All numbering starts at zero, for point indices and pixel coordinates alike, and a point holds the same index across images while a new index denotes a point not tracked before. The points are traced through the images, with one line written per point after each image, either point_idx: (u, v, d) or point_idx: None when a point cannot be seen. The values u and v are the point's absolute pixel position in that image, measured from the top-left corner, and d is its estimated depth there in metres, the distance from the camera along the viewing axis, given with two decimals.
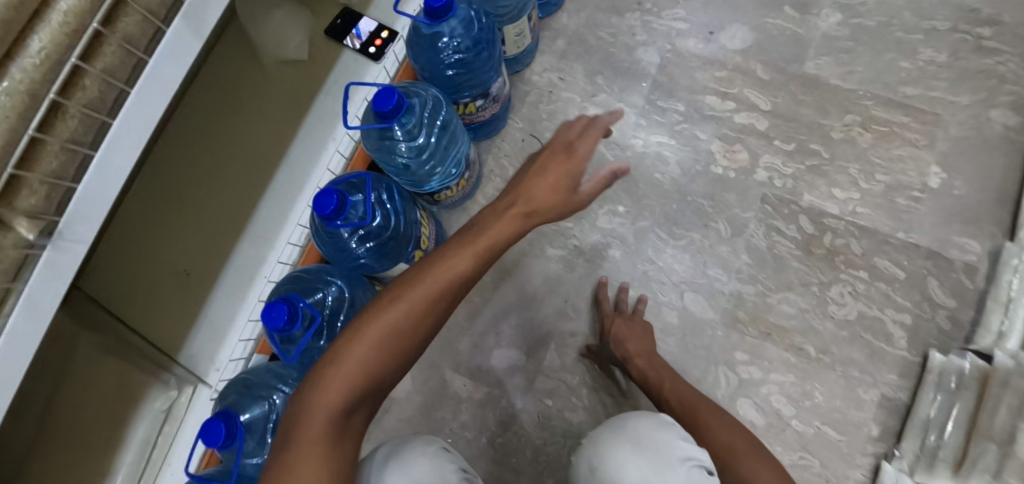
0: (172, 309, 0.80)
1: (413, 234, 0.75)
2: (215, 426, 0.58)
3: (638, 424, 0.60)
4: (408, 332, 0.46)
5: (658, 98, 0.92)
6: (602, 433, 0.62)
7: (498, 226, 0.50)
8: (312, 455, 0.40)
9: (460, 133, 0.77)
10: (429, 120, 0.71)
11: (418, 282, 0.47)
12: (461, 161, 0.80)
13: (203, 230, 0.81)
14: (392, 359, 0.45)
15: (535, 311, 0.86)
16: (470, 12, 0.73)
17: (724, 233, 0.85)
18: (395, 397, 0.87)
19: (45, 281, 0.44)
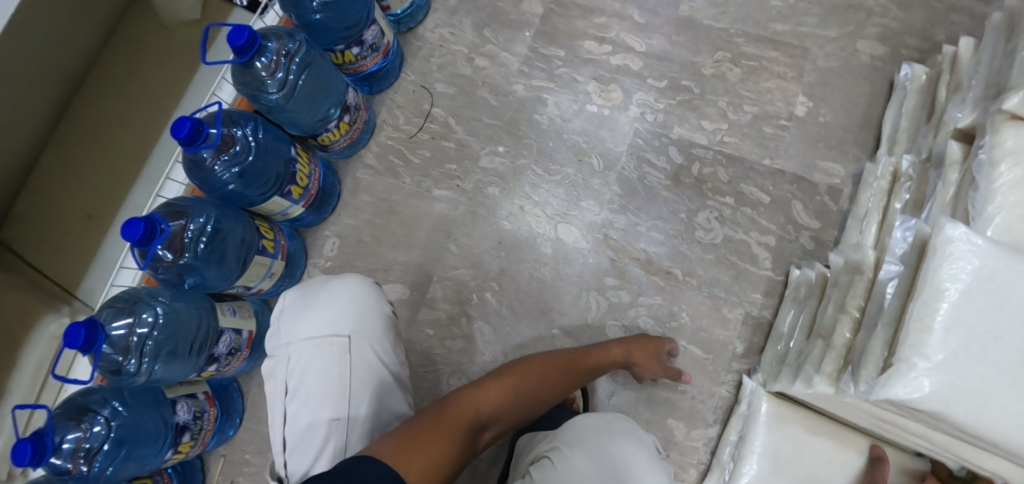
0: (74, 249, 0.85)
1: (285, 168, 0.80)
2: (76, 331, 0.62)
3: (619, 448, 0.46)
4: (529, 385, 0.63)
5: (540, 46, 0.97)
6: (584, 463, 0.43)
7: (599, 353, 0.73)
8: (454, 421, 0.53)
9: (329, 75, 0.82)
10: (289, 59, 0.76)
11: (541, 359, 0.68)
12: (338, 104, 0.85)
13: (110, 179, 0.87)
14: (512, 403, 0.61)
15: (421, 248, 0.91)
16: None
17: (597, 167, 0.89)
18: None
19: None
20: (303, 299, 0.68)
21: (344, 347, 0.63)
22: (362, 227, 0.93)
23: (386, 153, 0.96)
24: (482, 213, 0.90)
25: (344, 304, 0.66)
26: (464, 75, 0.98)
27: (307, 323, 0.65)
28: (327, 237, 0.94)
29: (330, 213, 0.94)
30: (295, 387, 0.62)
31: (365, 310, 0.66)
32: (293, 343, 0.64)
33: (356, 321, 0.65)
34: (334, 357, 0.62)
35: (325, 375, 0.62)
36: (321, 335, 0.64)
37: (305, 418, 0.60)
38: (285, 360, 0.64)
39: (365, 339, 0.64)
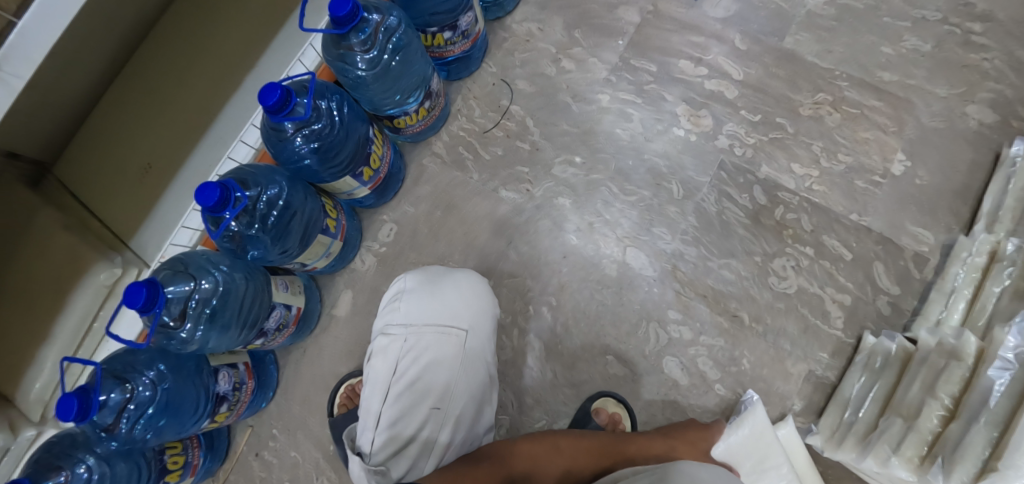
0: (129, 199, 0.81)
1: (361, 148, 0.77)
2: (137, 292, 0.59)
3: None
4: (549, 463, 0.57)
5: (631, 57, 0.92)
6: None
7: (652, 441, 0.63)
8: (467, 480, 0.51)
9: (419, 56, 0.78)
10: (385, 36, 0.72)
11: (567, 434, 0.62)
12: (421, 89, 0.82)
13: (171, 131, 0.83)
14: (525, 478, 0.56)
15: (480, 250, 0.88)
16: None
17: (675, 195, 0.85)
18: (334, 315, 0.89)
19: None
20: (428, 285, 0.73)
21: (461, 341, 0.69)
22: (422, 218, 0.90)
23: (456, 145, 0.92)
24: (548, 223, 0.87)
25: (474, 302, 0.72)
26: (547, 75, 0.94)
27: (435, 311, 0.70)
28: (384, 222, 0.91)
29: (389, 198, 0.91)
30: (407, 368, 0.67)
31: (481, 309, 0.72)
32: (414, 327, 0.69)
33: (475, 320, 0.71)
34: (450, 348, 0.68)
35: (437, 363, 0.67)
36: (445, 325, 0.69)
37: (410, 400, 0.65)
38: (400, 340, 0.68)
39: (478, 339, 0.70)
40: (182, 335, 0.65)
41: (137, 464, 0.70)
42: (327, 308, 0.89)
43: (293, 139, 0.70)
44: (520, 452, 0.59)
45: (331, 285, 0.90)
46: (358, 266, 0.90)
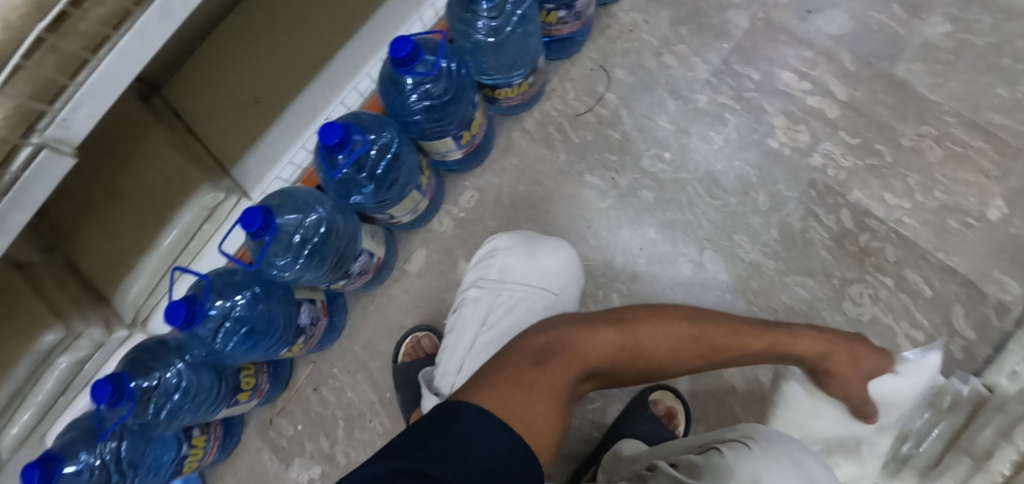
0: (234, 128, 0.84)
1: (467, 113, 0.78)
2: (252, 218, 0.62)
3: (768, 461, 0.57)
4: (639, 359, 0.52)
5: (735, 62, 0.92)
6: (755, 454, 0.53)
7: (786, 337, 0.55)
8: (549, 382, 0.48)
9: (536, 32, 0.79)
10: (512, 7, 0.73)
11: (669, 318, 0.52)
12: (529, 64, 0.83)
13: (281, 66, 0.85)
14: (614, 364, 0.52)
15: (558, 229, 0.90)
16: None
17: (761, 205, 0.85)
18: (406, 270, 0.92)
19: (156, 21, 0.49)
20: (524, 243, 0.74)
21: (549, 302, 0.69)
22: (504, 190, 0.93)
23: (546, 124, 0.94)
24: (628, 213, 0.88)
25: (567, 267, 0.72)
26: (647, 68, 0.94)
27: (527, 271, 0.71)
28: (466, 188, 0.93)
29: (475, 165, 0.93)
30: (494, 320, 0.69)
31: (571, 275, 0.72)
32: (506, 282, 0.71)
33: (564, 284, 0.71)
34: (538, 307, 0.69)
35: (524, 320, 0.68)
36: (536, 284, 0.70)
37: (493, 352, 0.66)
38: (490, 294, 0.71)
39: (565, 303, 0.70)
40: (281, 265, 0.69)
41: (219, 378, 0.74)
42: (400, 262, 0.92)
43: (410, 93, 0.71)
44: (616, 339, 0.51)
45: (407, 240, 0.93)
46: (435, 226, 0.93)
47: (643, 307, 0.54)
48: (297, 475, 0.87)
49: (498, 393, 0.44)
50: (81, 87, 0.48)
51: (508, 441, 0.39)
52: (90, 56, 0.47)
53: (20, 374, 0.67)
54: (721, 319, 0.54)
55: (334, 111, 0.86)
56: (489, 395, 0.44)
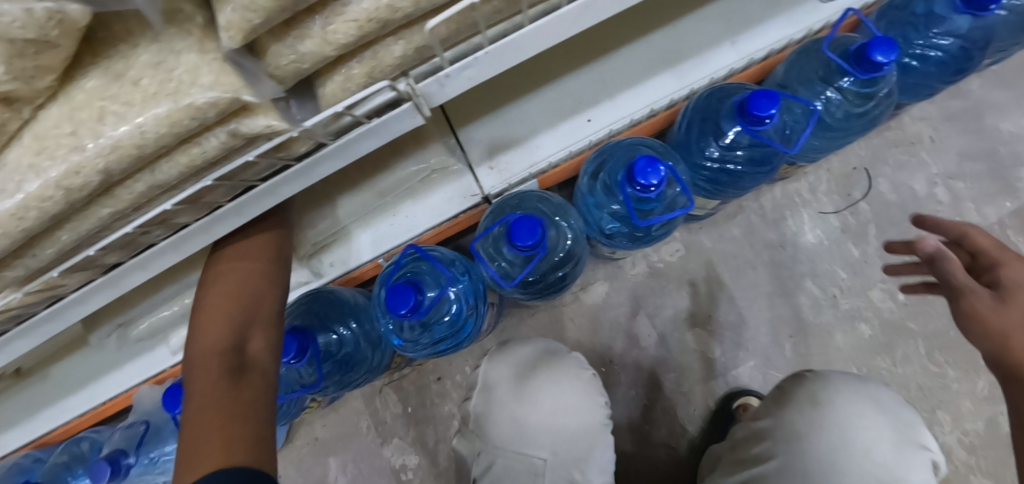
0: (484, 85, 0.72)
1: (738, 193, 0.71)
2: (526, 224, 0.53)
3: (566, 383, 0.61)
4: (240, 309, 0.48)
5: (990, 233, 0.90)
6: (582, 391, 0.61)
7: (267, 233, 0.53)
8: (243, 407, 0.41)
9: (853, 132, 0.71)
10: (852, 103, 0.66)
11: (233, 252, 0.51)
12: (815, 156, 0.75)
13: (580, 37, 0.73)
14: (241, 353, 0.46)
15: (757, 324, 0.84)
16: (963, 44, 0.67)
17: (977, 391, 0.83)
18: (580, 299, 0.85)
19: (542, 28, 0.35)
20: (531, 356, 0.63)
21: (549, 394, 0.59)
22: (715, 257, 0.86)
23: (784, 206, 0.88)
24: (837, 338, 0.84)
25: (573, 400, 0.60)
26: (914, 191, 0.91)
27: (536, 395, 0.59)
28: (673, 239, 0.86)
29: (692, 221, 0.86)
30: (511, 427, 0.58)
31: (548, 366, 0.62)
32: (499, 385, 0.61)
33: (556, 376, 0.61)
34: (554, 396, 0.59)
35: (559, 410, 0.59)
36: (567, 393, 0.60)
37: (540, 435, 0.58)
38: (516, 414, 0.59)
39: (568, 392, 0.60)
40: (501, 266, 0.60)
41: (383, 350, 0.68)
42: (576, 288, 0.85)
43: (712, 146, 0.64)
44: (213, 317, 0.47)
45: (591, 267, 0.85)
46: (626, 267, 0.85)
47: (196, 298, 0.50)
48: (390, 455, 0.81)
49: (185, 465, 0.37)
50: (488, 44, 0.35)
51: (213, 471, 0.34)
52: (523, 10, 0.34)
53: (188, 281, 0.59)
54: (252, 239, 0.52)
55: (597, 115, 0.71)
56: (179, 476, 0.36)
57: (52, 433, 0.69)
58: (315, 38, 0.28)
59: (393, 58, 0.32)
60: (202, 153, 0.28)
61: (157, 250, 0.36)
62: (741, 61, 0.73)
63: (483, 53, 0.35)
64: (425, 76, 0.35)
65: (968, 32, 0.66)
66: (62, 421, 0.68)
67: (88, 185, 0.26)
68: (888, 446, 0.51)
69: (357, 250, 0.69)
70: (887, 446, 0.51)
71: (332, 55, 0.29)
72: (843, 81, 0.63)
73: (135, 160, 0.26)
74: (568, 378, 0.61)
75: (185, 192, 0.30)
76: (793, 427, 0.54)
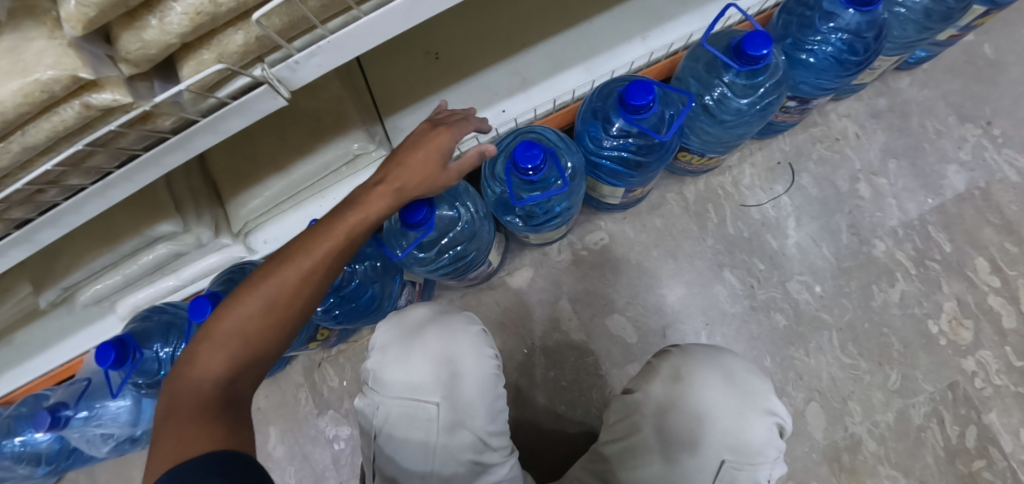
0: (409, 79, 0.79)
1: (642, 181, 0.75)
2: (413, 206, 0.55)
3: (455, 338, 0.65)
4: (289, 305, 0.47)
5: (916, 230, 0.90)
6: (468, 344, 0.64)
7: (353, 232, 0.50)
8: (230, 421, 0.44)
9: (751, 123, 0.74)
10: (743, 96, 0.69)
11: (317, 240, 0.49)
12: (721, 147, 0.80)
13: (498, 34, 0.79)
14: (260, 348, 0.47)
15: (675, 312, 0.88)
16: (855, 39, 0.69)
17: (890, 384, 0.85)
18: (507, 283, 0.90)
19: (375, 22, 0.41)
20: (424, 314, 0.67)
21: (438, 349, 0.64)
22: (637, 247, 0.90)
23: (707, 199, 0.92)
24: (754, 328, 0.87)
25: (459, 347, 0.64)
26: (839, 187, 0.92)
27: (424, 349, 0.64)
28: (598, 229, 0.91)
29: (616, 212, 0.90)
30: (400, 378, 0.63)
31: (439, 324, 0.66)
32: (394, 343, 0.65)
33: (446, 332, 0.65)
34: (444, 351, 0.64)
35: (449, 361, 0.63)
36: (456, 346, 0.64)
37: (428, 386, 0.62)
38: (407, 366, 0.63)
39: (455, 346, 0.64)
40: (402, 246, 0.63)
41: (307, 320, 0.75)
42: (504, 273, 0.90)
43: (607, 138, 0.67)
44: (259, 299, 0.46)
45: (519, 254, 0.91)
46: (552, 254, 0.91)
47: (268, 259, 0.49)
48: (325, 426, 0.87)
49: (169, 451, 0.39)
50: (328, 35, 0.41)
51: (208, 463, 0.37)
52: (353, 6, 0.40)
53: (124, 251, 0.65)
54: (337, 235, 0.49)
55: (511, 107, 0.77)
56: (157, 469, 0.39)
57: (17, 390, 0.77)
58: (154, 29, 0.34)
59: (236, 46, 0.39)
60: (66, 119, 0.34)
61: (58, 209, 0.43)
62: (647, 57, 0.78)
63: (325, 42, 0.41)
64: (277, 62, 0.42)
65: (858, 29, 0.67)
66: (24, 380, 0.76)
67: None
68: (734, 414, 0.60)
69: (289, 227, 0.76)
70: (732, 416, 0.60)
71: (175, 42, 0.36)
72: (727, 76, 0.67)
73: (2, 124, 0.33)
74: (454, 333, 0.65)
75: (60, 153, 0.37)
76: (655, 399, 0.64)
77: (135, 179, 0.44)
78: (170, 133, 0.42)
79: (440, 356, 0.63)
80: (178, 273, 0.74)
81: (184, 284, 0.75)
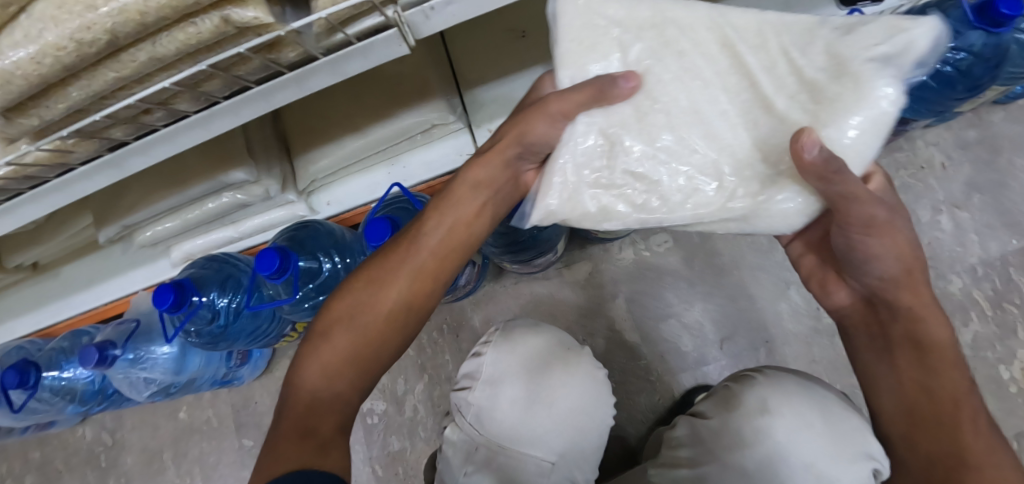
0: (493, 55, 0.76)
1: None
2: None
3: (576, 387, 0.64)
4: (381, 323, 0.47)
5: (997, 270, 0.86)
6: (589, 396, 0.64)
7: (455, 229, 0.49)
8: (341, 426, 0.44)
9: None
10: None
11: (403, 266, 0.48)
12: None
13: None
14: (366, 358, 0.46)
15: (734, 324, 0.85)
16: (977, 61, 0.64)
17: None
18: (564, 275, 0.87)
19: None
20: (544, 351, 0.66)
21: (557, 399, 0.63)
22: (702, 253, 0.87)
23: None
24: (816, 351, 0.83)
25: (584, 399, 0.64)
26: (918, 215, 0.89)
27: (542, 396, 0.63)
28: (663, 230, 0.88)
29: None
30: (512, 422, 0.63)
31: (558, 369, 0.65)
32: (507, 382, 0.64)
33: (567, 379, 0.64)
34: (564, 401, 0.63)
35: (567, 413, 0.63)
36: (577, 398, 0.64)
37: (542, 436, 0.62)
38: (522, 410, 0.63)
39: (577, 397, 0.64)
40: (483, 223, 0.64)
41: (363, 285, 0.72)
42: (562, 265, 0.87)
43: None
44: (348, 324, 0.47)
45: (580, 247, 0.88)
46: (613, 251, 0.87)
47: (346, 283, 0.50)
48: None
49: (281, 456, 0.40)
50: None
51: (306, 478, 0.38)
52: None
53: (193, 195, 0.63)
54: (434, 238, 0.49)
55: None
56: (278, 462, 0.40)
57: (58, 325, 0.75)
58: None
59: None
60: (200, 33, 0.32)
61: (157, 135, 0.40)
62: None
63: None
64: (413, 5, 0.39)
65: (983, 50, 0.63)
66: (67, 315, 0.74)
67: (97, 42, 0.30)
68: (828, 459, 0.54)
69: (355, 192, 0.74)
70: (828, 464, 0.54)
71: None
72: None
73: (138, 28, 0.30)
74: (576, 382, 0.64)
75: (182, 72, 0.35)
76: (738, 430, 0.59)
77: (239, 114, 0.41)
78: (286, 68, 0.40)
79: (558, 407, 0.63)
80: (237, 225, 0.72)
81: (242, 237, 0.72)
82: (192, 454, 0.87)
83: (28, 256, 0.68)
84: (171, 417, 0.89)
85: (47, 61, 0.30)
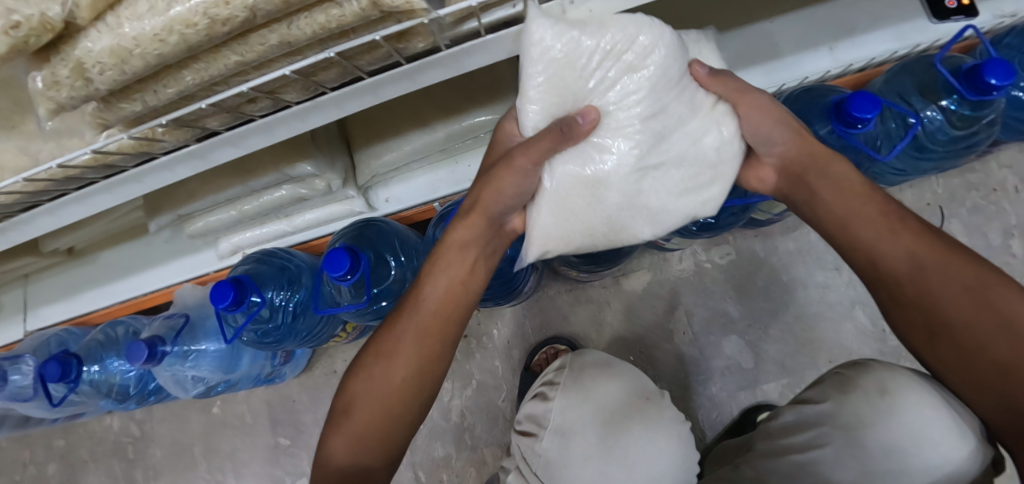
0: None
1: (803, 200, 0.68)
2: None
3: (654, 445, 0.60)
4: (401, 390, 0.45)
5: None
6: (670, 457, 0.60)
7: (450, 290, 0.46)
8: None
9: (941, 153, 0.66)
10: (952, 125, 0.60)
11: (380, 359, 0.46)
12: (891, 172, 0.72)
13: (668, 12, 0.67)
14: (395, 418, 0.45)
15: (796, 343, 0.81)
16: None
17: None
18: (621, 285, 0.84)
19: None
20: (619, 403, 0.63)
21: (631, 456, 0.60)
22: (765, 268, 0.83)
23: None
24: None
25: (665, 458, 0.60)
26: (989, 240, 0.85)
27: (615, 452, 0.60)
28: (726, 242, 0.84)
29: (749, 227, 0.83)
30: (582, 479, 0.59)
31: (630, 423, 0.61)
32: (573, 433, 0.62)
33: (643, 434, 0.61)
34: (640, 458, 0.59)
35: (644, 472, 0.59)
36: (655, 456, 0.60)
37: None
38: (593, 465, 0.60)
39: (655, 455, 0.60)
40: None
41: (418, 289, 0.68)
42: (619, 274, 0.84)
43: None
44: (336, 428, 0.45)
45: (638, 256, 0.84)
46: (673, 262, 0.84)
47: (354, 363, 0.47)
48: None
49: None
50: None
51: None
52: None
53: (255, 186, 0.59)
54: (430, 300, 0.46)
55: None
56: None
57: (94, 314, 0.71)
58: None
59: None
60: (342, 16, 0.27)
61: (253, 126, 0.36)
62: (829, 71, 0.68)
63: None
64: None
65: None
66: (103, 304, 0.70)
67: (232, 19, 0.25)
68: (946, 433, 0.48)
69: (414, 190, 0.68)
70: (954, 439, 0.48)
71: None
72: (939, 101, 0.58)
73: (282, 6, 0.26)
74: (654, 438, 0.60)
75: (307, 58, 0.30)
76: (853, 407, 0.54)
77: (344, 106, 0.37)
78: (404, 60, 0.35)
79: (636, 460, 0.59)
80: (291, 218, 0.67)
81: (295, 232, 0.68)
82: (224, 450, 0.83)
83: (70, 241, 0.64)
84: (203, 411, 0.85)
85: (172, 39, 0.25)
